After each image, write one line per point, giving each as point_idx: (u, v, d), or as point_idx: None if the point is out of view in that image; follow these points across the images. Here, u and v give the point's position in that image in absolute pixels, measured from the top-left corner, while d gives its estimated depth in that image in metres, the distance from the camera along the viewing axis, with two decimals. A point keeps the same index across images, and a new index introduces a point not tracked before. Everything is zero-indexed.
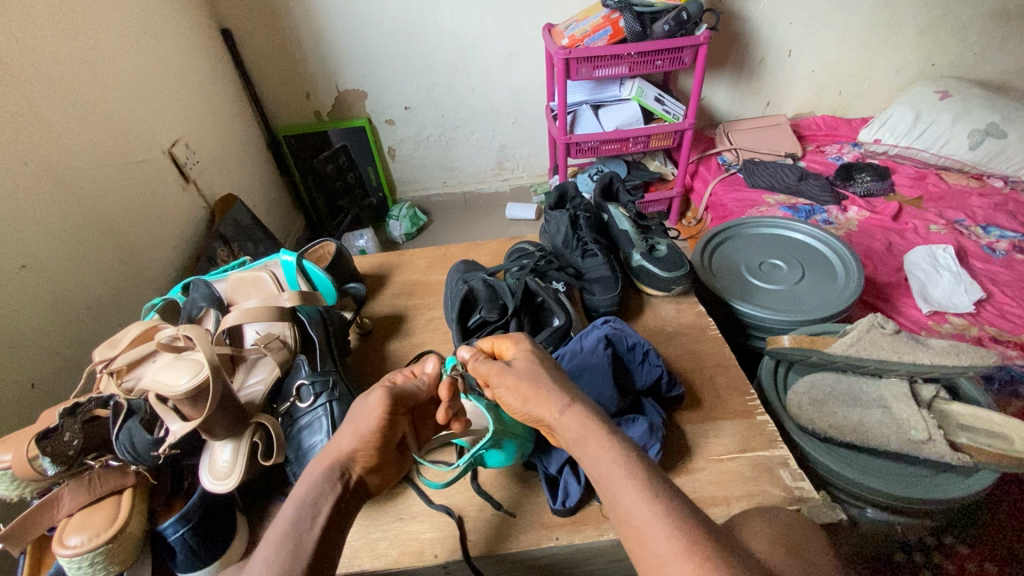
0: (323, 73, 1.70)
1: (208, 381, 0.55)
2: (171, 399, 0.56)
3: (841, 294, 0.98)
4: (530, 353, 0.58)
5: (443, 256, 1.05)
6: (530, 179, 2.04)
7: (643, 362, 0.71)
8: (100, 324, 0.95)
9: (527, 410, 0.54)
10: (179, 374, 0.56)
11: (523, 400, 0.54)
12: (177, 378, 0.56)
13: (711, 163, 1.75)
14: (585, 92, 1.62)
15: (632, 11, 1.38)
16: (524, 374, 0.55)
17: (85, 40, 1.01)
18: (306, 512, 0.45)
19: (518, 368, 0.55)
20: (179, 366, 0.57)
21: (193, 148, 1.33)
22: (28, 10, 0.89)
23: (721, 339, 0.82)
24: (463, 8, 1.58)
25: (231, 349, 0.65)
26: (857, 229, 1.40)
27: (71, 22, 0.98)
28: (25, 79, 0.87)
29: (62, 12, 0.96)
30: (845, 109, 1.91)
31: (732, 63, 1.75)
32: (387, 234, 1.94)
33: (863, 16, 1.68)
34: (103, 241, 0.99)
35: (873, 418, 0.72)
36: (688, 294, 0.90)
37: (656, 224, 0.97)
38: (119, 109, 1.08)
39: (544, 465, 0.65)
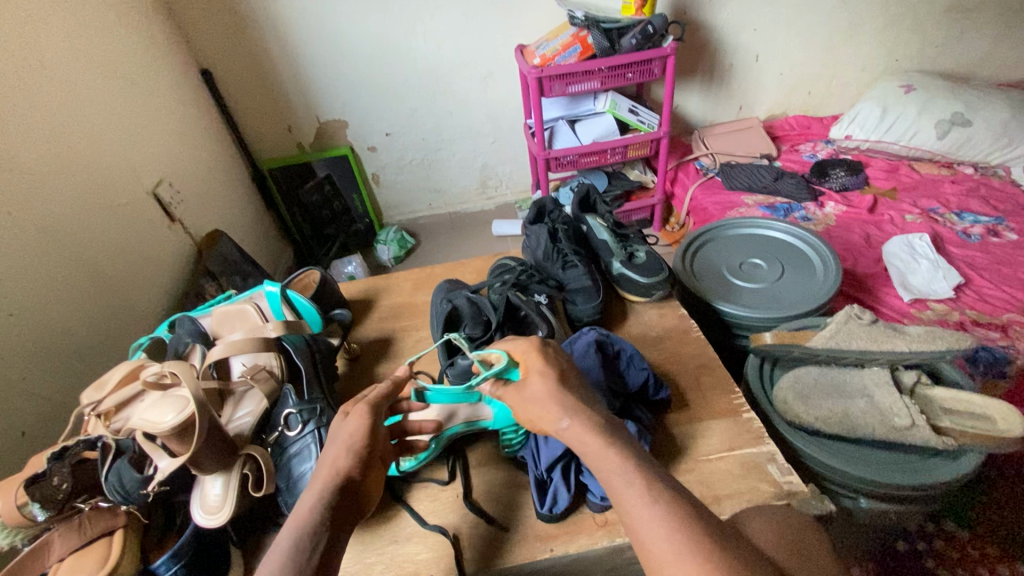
0: (303, 105, 1.73)
1: (193, 417, 0.56)
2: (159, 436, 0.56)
3: (820, 287, 1.00)
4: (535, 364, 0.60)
5: (428, 276, 1.06)
6: (514, 196, 2.06)
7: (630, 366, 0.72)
8: (88, 367, 0.95)
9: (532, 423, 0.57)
10: (166, 411, 0.57)
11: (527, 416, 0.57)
12: (164, 415, 0.57)
13: (689, 169, 1.78)
14: (561, 108, 1.65)
15: (598, 28, 1.42)
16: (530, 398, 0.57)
17: (65, 87, 1.04)
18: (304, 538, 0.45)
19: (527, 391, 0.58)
20: (166, 403, 0.58)
21: (177, 187, 1.34)
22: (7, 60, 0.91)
23: (703, 340, 0.83)
24: (437, 34, 1.63)
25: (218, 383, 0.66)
26: (835, 224, 1.43)
27: (51, 71, 1.01)
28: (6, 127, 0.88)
29: (41, 62, 0.99)
30: (815, 108, 1.96)
31: (702, 71, 1.80)
32: (377, 259, 1.94)
33: (824, 18, 1.74)
34: (90, 284, 0.99)
35: (857, 408, 0.73)
36: (670, 297, 0.91)
37: (633, 232, 0.99)
38: (102, 154, 1.10)
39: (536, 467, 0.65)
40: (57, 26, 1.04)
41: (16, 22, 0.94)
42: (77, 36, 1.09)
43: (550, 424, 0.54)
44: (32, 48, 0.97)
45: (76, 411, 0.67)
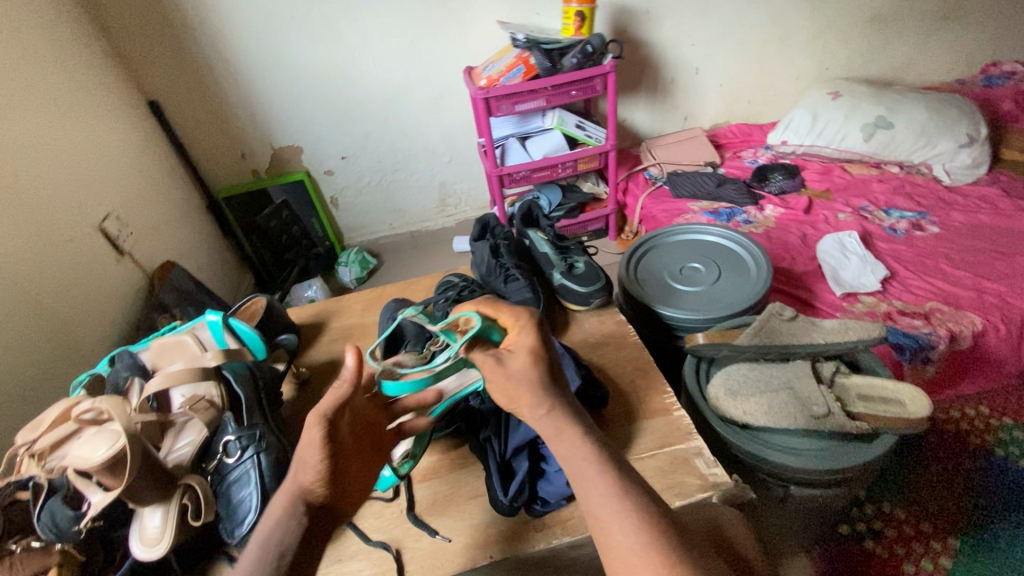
0: (257, 133, 1.74)
1: (127, 450, 0.57)
2: (91, 472, 0.57)
3: (752, 288, 1.06)
4: (528, 346, 0.59)
5: (378, 297, 1.08)
6: (473, 213, 2.09)
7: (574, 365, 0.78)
8: (31, 408, 0.94)
9: (510, 408, 0.57)
10: (98, 447, 0.58)
11: (508, 398, 0.57)
12: (97, 450, 0.58)
13: (639, 179, 1.85)
14: (511, 126, 1.70)
15: (540, 49, 1.48)
16: (514, 376, 0.56)
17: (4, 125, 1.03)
18: (267, 560, 0.45)
19: (509, 368, 0.57)
20: (97, 437, 0.59)
21: (126, 220, 1.34)
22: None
23: (640, 344, 0.87)
24: (386, 59, 1.67)
25: (156, 416, 0.67)
26: (774, 226, 1.50)
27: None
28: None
29: None
30: (756, 116, 2.05)
31: (645, 85, 1.87)
32: (338, 282, 1.93)
33: (757, 32, 1.84)
34: (33, 324, 0.98)
35: (781, 399, 0.78)
36: (610, 305, 0.95)
37: (574, 244, 1.03)
38: (44, 192, 1.09)
39: (498, 452, 0.68)
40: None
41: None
42: (17, 74, 1.09)
43: (528, 409, 0.55)
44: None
45: (10, 452, 0.66)
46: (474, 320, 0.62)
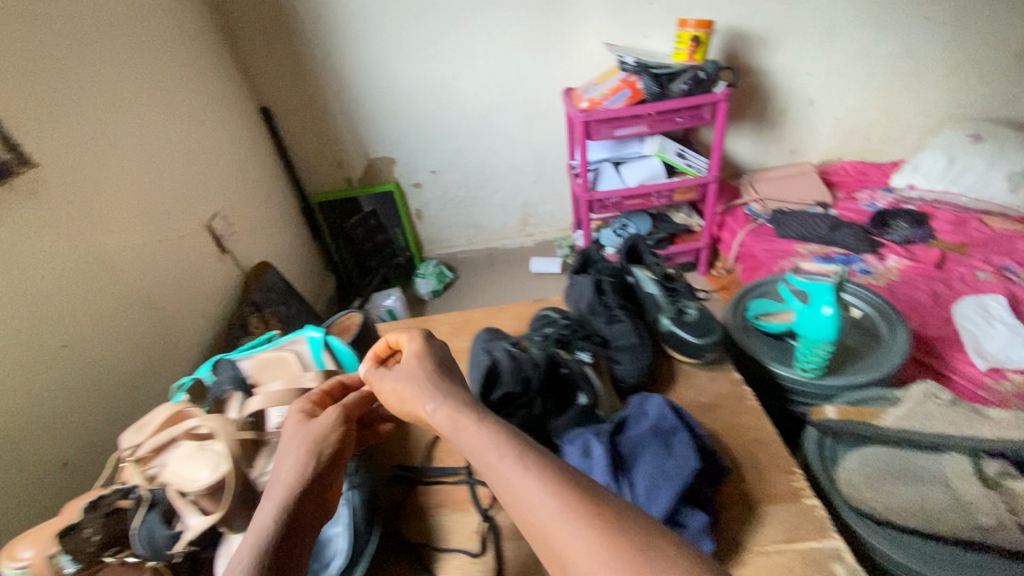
0: (355, 143, 1.77)
1: (225, 478, 0.57)
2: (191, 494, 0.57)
3: (883, 357, 0.93)
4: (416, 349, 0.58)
5: (466, 321, 1.05)
6: (553, 234, 2.04)
7: (674, 450, 0.60)
8: (134, 396, 0.98)
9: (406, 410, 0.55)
10: (201, 463, 0.58)
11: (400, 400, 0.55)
12: (199, 464, 0.58)
13: (738, 214, 1.70)
14: (606, 150, 1.62)
15: (649, 74, 1.43)
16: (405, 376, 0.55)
17: (123, 116, 1.07)
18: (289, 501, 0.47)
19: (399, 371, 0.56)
20: (200, 458, 0.59)
21: (232, 220, 1.40)
22: (68, 86, 0.94)
23: (760, 411, 0.76)
24: (487, 77, 1.65)
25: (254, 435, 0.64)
26: (898, 280, 1.34)
27: (113, 105, 1.05)
28: (62, 153, 0.91)
29: (131, 114, 1.09)
30: (873, 153, 1.88)
31: (752, 115, 1.76)
32: (414, 293, 1.93)
33: (883, 63, 1.69)
34: (140, 313, 1.02)
35: (934, 497, 0.70)
36: (722, 361, 0.85)
37: (684, 287, 0.93)
38: (162, 192, 1.15)
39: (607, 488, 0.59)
40: (114, 62, 1.07)
41: (78, 59, 0.98)
42: (132, 70, 1.12)
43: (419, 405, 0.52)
44: (92, 80, 1.01)
45: (112, 461, 0.67)
46: (811, 292, 0.84)
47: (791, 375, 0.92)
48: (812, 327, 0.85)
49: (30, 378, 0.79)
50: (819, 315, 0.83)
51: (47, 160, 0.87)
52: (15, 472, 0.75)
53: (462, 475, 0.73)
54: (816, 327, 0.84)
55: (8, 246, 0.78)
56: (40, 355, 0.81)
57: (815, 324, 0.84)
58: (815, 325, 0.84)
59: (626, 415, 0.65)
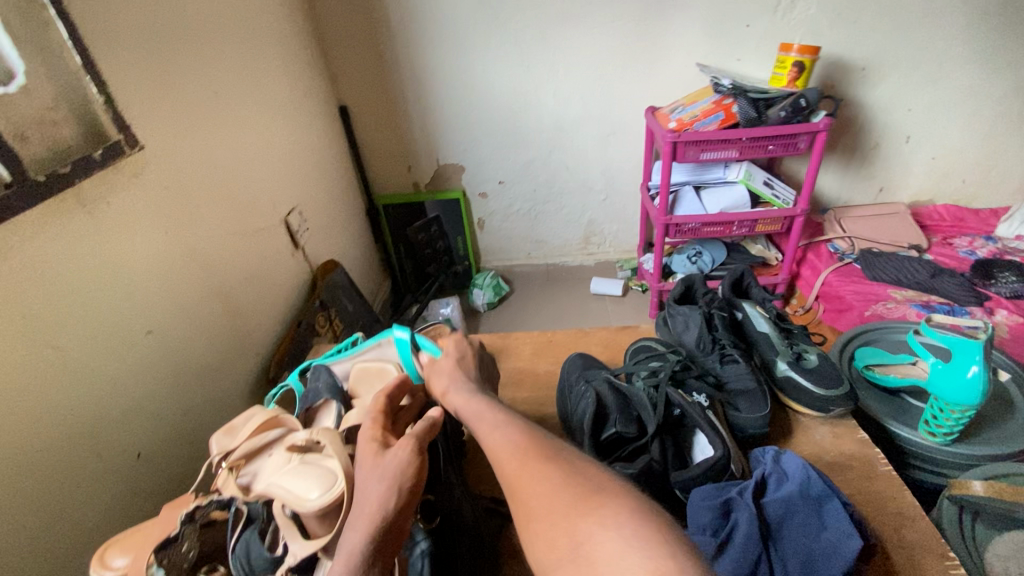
0: (427, 148, 1.75)
1: (344, 495, 0.51)
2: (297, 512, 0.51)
3: (1022, 428, 0.83)
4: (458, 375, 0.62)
5: (549, 343, 0.99)
6: (616, 255, 1.97)
7: (828, 523, 0.54)
8: (206, 390, 0.95)
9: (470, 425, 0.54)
10: (314, 476, 0.53)
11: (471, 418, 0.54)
12: (311, 477, 0.53)
13: (821, 251, 1.61)
14: (686, 173, 1.55)
15: (746, 97, 1.35)
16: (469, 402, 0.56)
17: (219, 104, 1.06)
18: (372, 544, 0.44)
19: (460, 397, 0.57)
20: (309, 473, 0.53)
21: (305, 216, 1.38)
22: (175, 71, 0.94)
23: (897, 479, 0.68)
24: (568, 89, 1.61)
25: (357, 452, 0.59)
26: (1010, 338, 1.23)
27: (212, 92, 1.04)
28: (165, 138, 0.90)
29: (226, 103, 1.08)
30: (969, 198, 1.76)
31: (842, 148, 1.67)
32: (469, 303, 1.89)
33: (992, 103, 1.58)
34: (219, 305, 1.00)
35: None
36: (845, 416, 0.76)
37: (799, 329, 0.86)
38: (247, 182, 1.13)
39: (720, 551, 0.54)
40: (217, 50, 1.07)
41: (187, 45, 0.98)
42: (231, 59, 1.11)
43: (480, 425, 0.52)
44: (196, 66, 1.00)
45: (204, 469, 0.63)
46: (955, 353, 0.74)
47: (916, 437, 0.83)
48: (955, 391, 0.75)
49: (117, 365, 0.77)
50: (966, 380, 0.73)
51: (151, 143, 0.86)
52: (92, 463, 0.72)
53: None
54: (962, 392, 0.74)
55: (110, 226, 0.77)
56: (127, 341, 0.78)
57: (960, 389, 0.75)
58: (960, 390, 0.74)
59: (767, 472, 0.59)
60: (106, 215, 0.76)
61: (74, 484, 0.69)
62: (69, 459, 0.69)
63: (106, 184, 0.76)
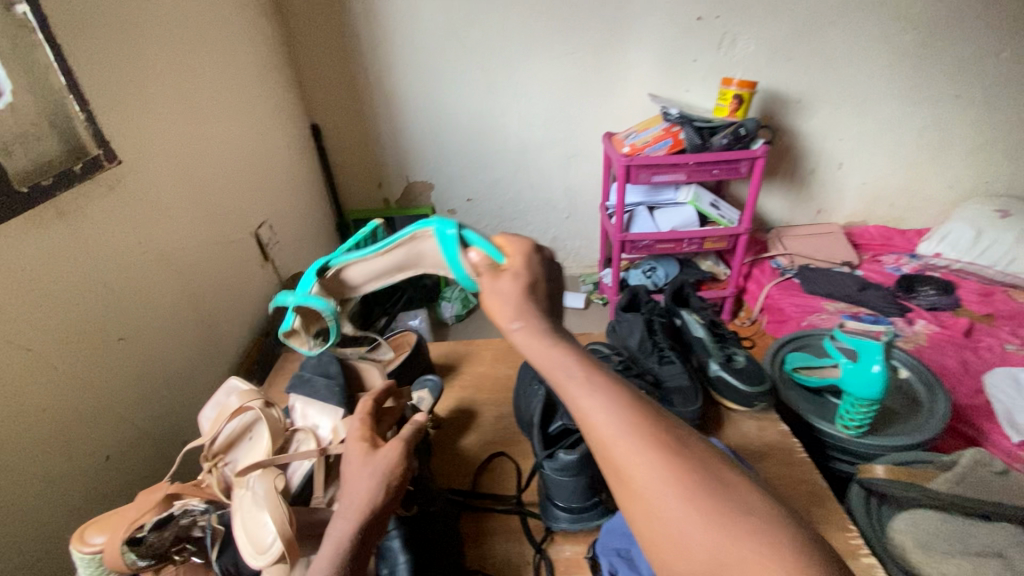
0: (397, 165, 1.82)
1: (284, 557, 0.50)
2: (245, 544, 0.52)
3: (926, 422, 0.93)
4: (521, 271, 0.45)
5: (509, 349, 1.05)
6: (579, 270, 2.07)
7: None
8: (174, 395, 0.98)
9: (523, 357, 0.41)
10: (267, 523, 0.53)
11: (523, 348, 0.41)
12: (264, 523, 0.53)
13: (765, 266, 1.74)
14: (641, 194, 1.67)
15: (692, 126, 1.47)
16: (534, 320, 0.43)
17: (196, 122, 1.11)
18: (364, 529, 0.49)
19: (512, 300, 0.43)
20: (264, 513, 0.53)
21: (275, 229, 1.42)
22: (154, 90, 0.98)
23: (811, 464, 0.76)
24: (532, 114, 1.71)
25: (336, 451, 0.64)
26: (927, 344, 1.36)
27: (188, 111, 1.09)
28: (143, 153, 0.94)
29: (202, 121, 1.13)
30: (897, 220, 1.93)
31: (783, 173, 1.82)
32: (438, 316, 1.94)
33: (912, 135, 1.76)
34: (189, 314, 1.03)
35: (991, 564, 0.66)
36: (769, 410, 0.85)
37: (731, 334, 0.95)
38: (220, 196, 1.17)
39: None
40: (194, 70, 1.12)
41: (165, 66, 1.02)
42: (208, 79, 1.16)
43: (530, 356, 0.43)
44: (174, 86, 1.05)
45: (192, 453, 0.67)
46: (864, 350, 0.84)
47: (834, 432, 0.92)
48: (862, 385, 0.85)
49: (90, 368, 0.79)
50: (870, 374, 0.83)
51: (129, 157, 0.90)
52: (60, 463, 0.74)
53: (513, 504, 0.74)
54: (866, 385, 0.84)
55: (85, 236, 0.80)
56: (100, 347, 0.82)
57: (865, 383, 0.84)
58: (866, 384, 0.84)
59: None
60: (84, 225, 0.80)
61: (44, 482, 0.72)
62: (36, 459, 0.71)
63: (84, 196, 0.80)
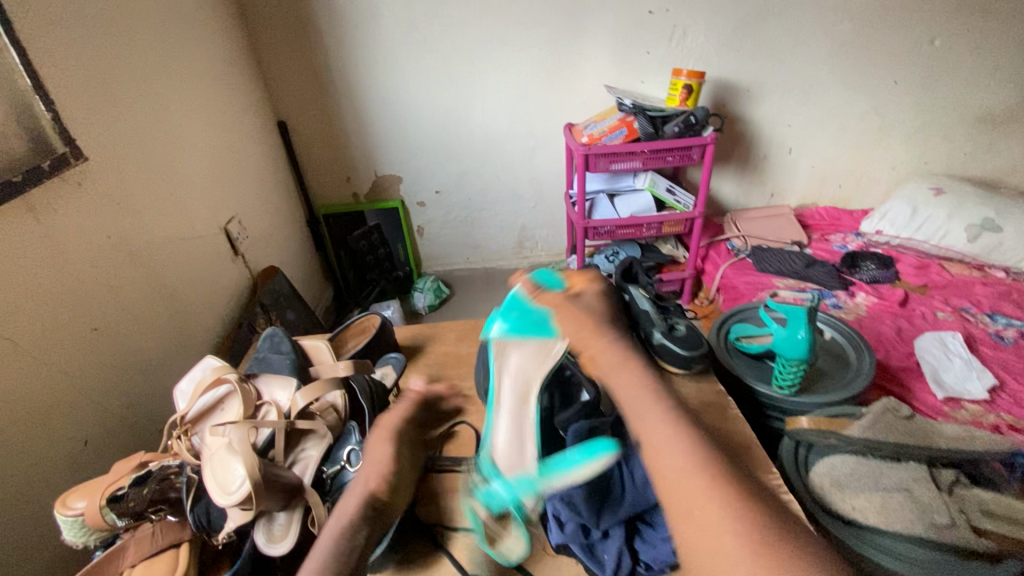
0: (365, 159, 1.86)
1: (251, 494, 0.56)
2: (217, 491, 0.58)
3: (854, 379, 1.02)
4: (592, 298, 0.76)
5: (472, 329, 1.12)
6: (548, 258, 2.14)
7: None
8: (150, 385, 1.01)
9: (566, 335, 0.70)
10: (236, 472, 0.59)
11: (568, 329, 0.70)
12: (234, 472, 0.59)
13: (721, 248, 1.84)
14: (602, 182, 1.74)
15: (645, 115, 1.55)
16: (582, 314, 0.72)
17: (161, 120, 1.14)
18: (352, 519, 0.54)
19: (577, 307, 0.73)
20: (232, 462, 0.60)
21: (245, 224, 1.45)
22: (119, 90, 1.01)
23: (742, 419, 0.84)
24: (495, 107, 1.77)
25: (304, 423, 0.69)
26: (866, 314, 1.47)
27: (154, 109, 1.12)
28: (110, 151, 0.97)
29: (169, 120, 1.16)
30: (845, 200, 2.03)
31: (737, 158, 1.91)
32: (412, 306, 1.99)
33: (856, 120, 1.86)
34: (162, 307, 1.07)
35: (896, 500, 0.75)
36: (708, 373, 0.93)
37: (674, 305, 1.03)
38: (189, 193, 1.21)
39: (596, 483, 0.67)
40: (159, 70, 1.15)
41: (130, 66, 1.05)
42: (172, 78, 1.19)
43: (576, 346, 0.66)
44: (139, 85, 1.08)
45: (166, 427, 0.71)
46: (792, 316, 0.92)
47: (768, 393, 1.00)
48: (790, 347, 0.93)
49: (66, 358, 0.83)
50: (796, 337, 0.92)
51: (96, 156, 0.94)
52: (40, 448, 0.78)
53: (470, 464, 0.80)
54: (793, 347, 0.92)
55: (55, 231, 0.83)
56: (75, 337, 0.85)
57: (792, 345, 0.92)
58: (793, 345, 0.92)
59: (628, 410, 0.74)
60: (53, 221, 0.83)
61: (24, 465, 0.75)
62: (18, 444, 0.75)
63: (53, 192, 0.84)
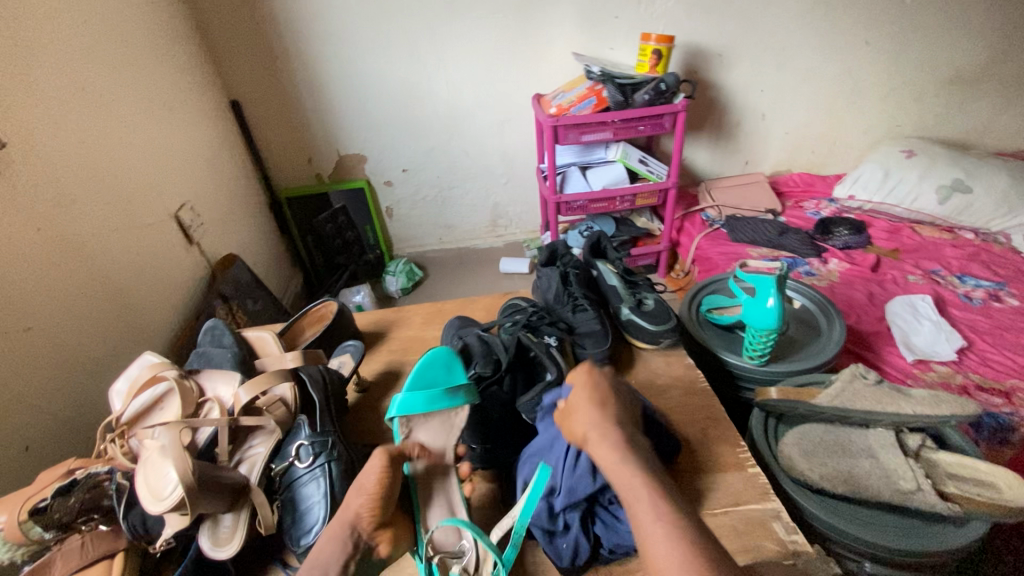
0: (326, 138, 1.78)
1: (184, 501, 0.53)
2: (149, 501, 0.54)
3: (824, 347, 1.01)
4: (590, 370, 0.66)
5: (438, 311, 1.08)
6: (522, 235, 2.10)
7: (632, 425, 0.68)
8: (96, 384, 0.96)
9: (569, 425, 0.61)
10: (169, 476, 0.55)
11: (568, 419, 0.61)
12: (167, 477, 0.56)
13: (696, 219, 1.82)
14: (573, 154, 1.68)
15: (614, 83, 1.49)
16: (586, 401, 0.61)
17: (93, 101, 1.06)
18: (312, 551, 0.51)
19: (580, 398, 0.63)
20: (166, 467, 0.56)
21: (199, 211, 1.38)
22: (41, 70, 0.93)
23: (711, 392, 0.82)
24: (460, 79, 1.70)
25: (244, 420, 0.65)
26: (839, 281, 1.46)
27: (83, 90, 1.03)
28: (33, 136, 0.90)
29: (103, 100, 1.09)
30: (819, 166, 2.02)
31: (710, 126, 1.87)
32: (384, 290, 1.94)
33: (828, 83, 1.83)
34: (106, 302, 1.01)
35: (863, 468, 0.74)
36: (677, 347, 0.91)
37: (643, 280, 1.00)
38: (131, 179, 1.14)
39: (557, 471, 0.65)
40: (87, 46, 1.06)
41: (52, 43, 0.97)
42: (104, 54, 1.11)
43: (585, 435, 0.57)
44: (64, 63, 0.99)
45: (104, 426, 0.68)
46: (760, 284, 0.90)
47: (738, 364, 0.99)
48: (759, 316, 0.91)
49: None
50: (766, 306, 0.89)
51: (15, 140, 0.86)
52: None
53: None
54: (764, 317, 0.90)
55: None
56: (6, 338, 0.79)
57: (763, 314, 0.90)
58: (765, 315, 0.90)
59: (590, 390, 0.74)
60: None
61: None
62: None
63: None
